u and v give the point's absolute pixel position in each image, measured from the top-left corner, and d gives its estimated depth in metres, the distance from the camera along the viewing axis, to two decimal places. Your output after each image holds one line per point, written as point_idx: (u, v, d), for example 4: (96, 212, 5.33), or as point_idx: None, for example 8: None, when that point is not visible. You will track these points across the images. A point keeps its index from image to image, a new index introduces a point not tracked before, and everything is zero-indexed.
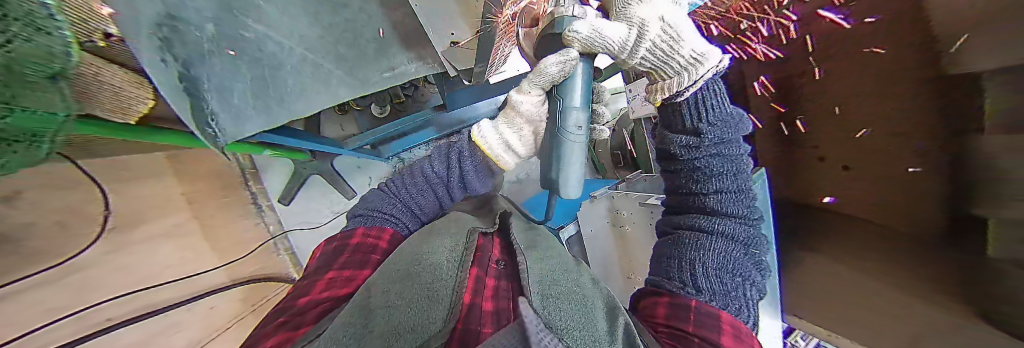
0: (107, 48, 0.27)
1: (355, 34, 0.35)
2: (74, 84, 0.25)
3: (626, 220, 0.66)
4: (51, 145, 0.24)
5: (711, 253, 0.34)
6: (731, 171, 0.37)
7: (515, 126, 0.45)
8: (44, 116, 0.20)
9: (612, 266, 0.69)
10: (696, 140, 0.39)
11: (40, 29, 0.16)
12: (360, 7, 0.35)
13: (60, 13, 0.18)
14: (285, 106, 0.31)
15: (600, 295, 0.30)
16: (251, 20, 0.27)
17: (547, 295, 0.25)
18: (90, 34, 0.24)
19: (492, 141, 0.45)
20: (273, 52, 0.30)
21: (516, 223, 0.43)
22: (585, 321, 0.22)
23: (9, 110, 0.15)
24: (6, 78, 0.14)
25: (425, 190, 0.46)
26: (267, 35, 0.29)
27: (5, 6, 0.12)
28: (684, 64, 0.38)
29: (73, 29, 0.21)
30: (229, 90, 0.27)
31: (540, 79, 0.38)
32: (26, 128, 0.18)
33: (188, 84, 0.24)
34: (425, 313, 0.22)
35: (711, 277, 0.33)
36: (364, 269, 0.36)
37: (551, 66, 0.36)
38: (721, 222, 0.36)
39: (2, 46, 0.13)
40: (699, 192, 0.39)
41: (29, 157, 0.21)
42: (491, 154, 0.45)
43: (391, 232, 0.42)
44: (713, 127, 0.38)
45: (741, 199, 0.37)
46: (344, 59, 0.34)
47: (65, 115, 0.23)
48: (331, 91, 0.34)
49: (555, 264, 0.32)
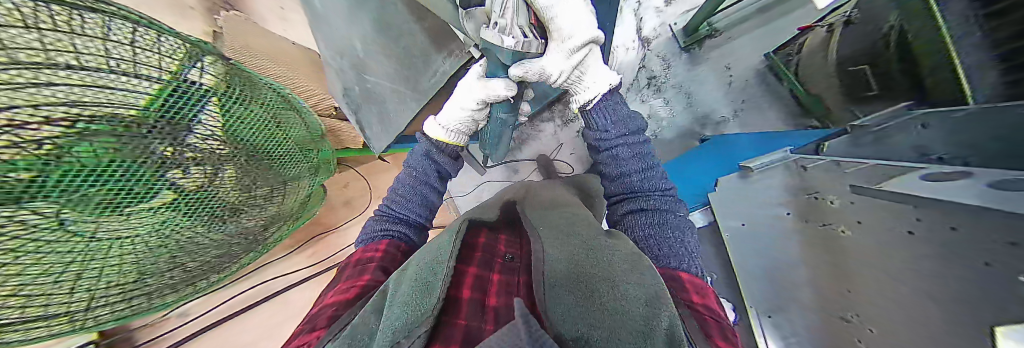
0: (308, 116, 0.59)
1: (409, 56, 0.48)
2: (310, 136, 0.59)
3: (839, 217, 0.35)
4: (313, 162, 0.60)
5: (642, 233, 0.39)
6: (637, 154, 0.47)
7: (461, 120, 0.54)
8: (300, 156, 0.55)
9: (796, 288, 0.39)
10: (604, 135, 0.49)
11: (261, 131, 0.45)
12: (407, 31, 0.46)
13: (271, 118, 0.47)
14: (391, 125, 0.59)
15: (648, 281, 0.21)
16: (370, 76, 0.54)
17: (558, 284, 0.21)
18: (302, 110, 0.58)
19: (452, 126, 0.55)
20: (378, 91, 0.56)
21: (536, 214, 0.40)
22: (620, 318, 0.16)
23: (218, 188, 0.38)
24: (206, 177, 0.36)
25: (417, 186, 0.51)
26: (376, 81, 0.55)
27: (131, 173, 0.29)
28: (582, 87, 0.50)
29: (294, 111, 0.55)
30: (369, 123, 0.61)
31: (494, 98, 0.47)
32: (275, 172, 0.49)
33: (358, 119, 0.62)
34: (413, 310, 0.19)
35: (658, 239, 0.36)
36: (363, 275, 0.34)
37: (493, 84, 0.45)
38: (644, 199, 0.43)
39: (154, 189, 0.32)
40: (622, 175, 0.46)
41: (305, 169, 0.58)
42: (450, 139, 0.55)
43: (387, 241, 0.42)
44: (614, 126, 0.49)
45: (652, 174, 0.45)
46: (406, 76, 0.51)
47: (311, 151, 0.59)
48: (406, 104, 0.54)
49: (573, 249, 0.28)
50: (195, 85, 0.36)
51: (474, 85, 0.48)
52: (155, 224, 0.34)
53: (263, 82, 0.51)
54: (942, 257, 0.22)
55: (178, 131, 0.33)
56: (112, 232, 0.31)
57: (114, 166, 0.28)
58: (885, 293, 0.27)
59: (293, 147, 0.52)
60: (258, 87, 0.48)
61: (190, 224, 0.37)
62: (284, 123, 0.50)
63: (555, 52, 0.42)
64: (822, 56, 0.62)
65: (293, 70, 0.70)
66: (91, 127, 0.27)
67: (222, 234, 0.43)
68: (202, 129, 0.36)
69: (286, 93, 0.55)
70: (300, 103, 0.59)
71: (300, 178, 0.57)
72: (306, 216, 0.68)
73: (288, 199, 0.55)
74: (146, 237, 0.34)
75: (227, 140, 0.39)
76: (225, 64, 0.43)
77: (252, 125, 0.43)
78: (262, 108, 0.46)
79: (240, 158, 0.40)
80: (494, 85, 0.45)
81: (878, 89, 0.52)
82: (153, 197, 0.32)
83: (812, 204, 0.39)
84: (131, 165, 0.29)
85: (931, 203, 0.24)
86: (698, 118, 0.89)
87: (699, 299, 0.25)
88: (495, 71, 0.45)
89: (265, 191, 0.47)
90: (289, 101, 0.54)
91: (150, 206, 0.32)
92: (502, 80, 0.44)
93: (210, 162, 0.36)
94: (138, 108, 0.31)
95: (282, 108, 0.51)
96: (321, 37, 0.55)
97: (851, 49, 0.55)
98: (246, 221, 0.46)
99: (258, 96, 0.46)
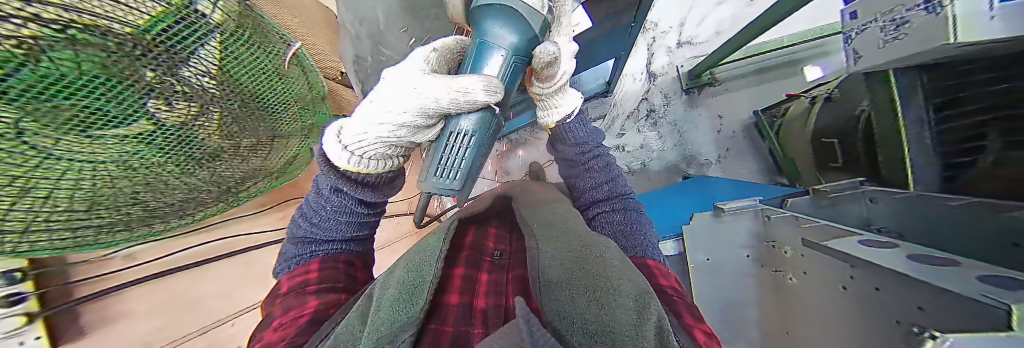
0: (311, 75, 0.58)
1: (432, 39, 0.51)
2: (309, 94, 0.57)
3: (794, 267, 0.38)
4: (307, 121, 0.59)
5: (609, 229, 0.44)
6: (607, 166, 0.52)
7: (382, 137, 0.36)
8: (294, 112, 0.53)
9: (746, 326, 0.42)
10: (585, 147, 0.53)
11: (261, 77, 0.43)
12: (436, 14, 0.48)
13: (274, 67, 0.46)
14: None
15: (634, 279, 0.24)
16: (387, 50, 0.55)
17: (562, 288, 0.22)
18: (307, 66, 0.57)
19: (367, 146, 0.36)
20: (391, 65, 0.57)
21: (530, 214, 0.42)
22: (603, 315, 0.19)
23: (200, 127, 0.36)
24: (191, 114, 0.34)
25: (333, 217, 0.40)
26: (392, 56, 0.56)
27: (121, 96, 0.26)
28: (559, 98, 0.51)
29: (297, 65, 0.53)
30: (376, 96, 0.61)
31: (464, 103, 0.34)
32: (262, 123, 0.46)
33: (364, 88, 0.61)
34: (401, 310, 0.20)
35: (629, 237, 0.41)
36: (304, 303, 0.32)
37: (469, 78, 0.34)
38: (610, 203, 0.48)
39: (134, 115, 0.29)
40: (599, 182, 0.50)
41: (296, 127, 0.56)
42: (362, 167, 0.37)
43: (322, 259, 0.39)
44: (590, 139, 0.54)
45: (616, 184, 0.50)
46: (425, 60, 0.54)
47: (306, 111, 0.57)
48: None
49: (566, 252, 0.28)
50: (205, 19, 0.34)
51: (425, 83, 0.34)
52: (122, 155, 0.30)
53: (274, 30, 0.49)
54: (863, 312, 0.26)
55: (173, 63, 0.31)
56: (75, 157, 0.27)
57: (93, 85, 0.24)
58: (817, 339, 0.30)
59: (289, 102, 0.51)
60: (268, 34, 0.46)
61: (163, 163, 0.34)
62: (286, 79, 0.49)
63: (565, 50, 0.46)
64: (803, 123, 0.70)
65: (306, 23, 0.68)
66: (80, 37, 0.23)
67: (193, 179, 0.40)
68: (199, 64, 0.33)
69: (296, 49, 0.54)
70: (307, 58, 0.58)
71: (289, 137, 0.55)
72: (286, 177, 0.65)
73: (271, 155, 0.53)
74: (113, 170, 0.31)
75: (222, 81, 0.37)
76: (238, 3, 0.41)
77: (252, 73, 0.41)
78: (266, 57, 0.44)
79: (234, 103, 0.39)
80: (468, 83, 0.34)
81: (843, 163, 0.60)
82: (125, 125, 0.29)
83: (770, 251, 0.44)
84: (122, 89, 0.27)
85: (866, 265, 0.27)
86: (684, 157, 0.95)
87: (667, 286, 0.30)
88: (494, 49, 0.37)
89: (250, 141, 0.45)
90: (294, 55, 0.52)
91: (121, 134, 0.29)
92: (480, 77, 0.34)
93: (201, 101, 0.34)
94: (135, 29, 0.27)
95: (287, 62, 0.49)
96: (344, 2, 0.53)
97: (829, 123, 0.62)
98: (222, 169, 0.44)
99: (266, 45, 0.44)
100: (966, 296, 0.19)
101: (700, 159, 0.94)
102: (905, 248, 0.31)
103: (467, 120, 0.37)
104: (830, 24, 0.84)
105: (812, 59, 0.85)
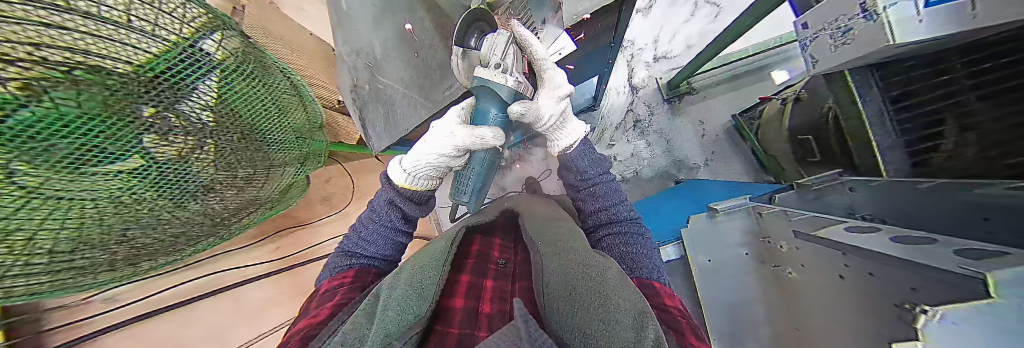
0: (309, 104, 0.60)
1: (429, 67, 0.52)
2: (307, 123, 0.58)
3: (790, 260, 0.39)
4: (303, 149, 0.59)
5: (615, 251, 0.44)
6: (612, 189, 0.54)
7: (429, 165, 0.48)
8: (291, 141, 0.54)
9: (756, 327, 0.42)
10: (589, 175, 0.55)
11: (259, 108, 0.44)
12: (431, 46, 0.49)
13: (273, 98, 0.47)
14: (399, 127, 0.64)
15: (633, 299, 0.24)
16: (383, 78, 0.58)
17: (570, 301, 0.23)
18: (306, 96, 0.59)
19: (419, 170, 0.48)
20: (388, 92, 0.60)
21: (528, 226, 0.42)
22: (599, 328, 0.20)
23: (196, 161, 0.35)
24: (188, 147, 0.34)
25: (378, 228, 0.46)
26: (389, 84, 0.58)
27: (117, 132, 0.27)
28: (557, 130, 0.56)
29: (296, 96, 0.54)
30: (375, 123, 0.64)
31: (477, 142, 0.46)
32: (259, 153, 0.47)
33: (363, 116, 0.64)
34: (410, 309, 0.21)
35: (630, 257, 0.41)
36: (333, 299, 0.34)
37: (480, 130, 0.45)
38: (616, 226, 0.48)
39: (128, 151, 0.28)
40: (606, 207, 0.51)
41: (292, 156, 0.56)
42: (414, 183, 0.49)
43: (357, 269, 0.42)
44: (592, 167, 0.56)
45: (618, 201, 0.52)
46: (422, 87, 0.56)
47: (302, 139, 0.58)
48: (418, 114, 0.59)
49: (564, 264, 0.30)
50: (207, 57, 0.35)
51: (454, 129, 0.46)
52: (115, 193, 0.29)
53: (275, 65, 0.52)
54: (861, 296, 0.27)
55: (174, 98, 0.31)
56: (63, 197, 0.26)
57: (91, 122, 0.24)
58: (827, 334, 0.30)
59: (286, 131, 0.52)
60: (269, 68, 0.48)
61: (156, 198, 0.33)
62: (283, 109, 0.50)
63: (545, 99, 0.51)
64: (777, 123, 0.75)
65: (305, 61, 0.73)
66: (84, 76, 0.24)
67: (186, 214, 0.39)
68: (199, 98, 0.34)
69: (295, 80, 0.57)
70: (305, 88, 0.61)
71: (285, 166, 0.56)
72: (280, 207, 0.64)
73: (265, 185, 0.53)
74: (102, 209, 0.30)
75: (221, 113, 0.37)
76: (241, 41, 0.43)
77: (251, 105, 0.42)
78: (266, 89, 0.46)
79: (232, 135, 0.39)
80: (482, 129, 0.45)
81: (820, 157, 0.64)
82: (118, 161, 0.28)
83: (766, 248, 0.44)
84: (121, 126, 0.27)
85: (856, 251, 0.29)
86: (673, 162, 0.98)
87: (671, 305, 0.31)
88: (488, 109, 0.45)
89: (246, 173, 0.45)
90: (294, 87, 0.54)
91: (112, 171, 0.28)
92: (490, 127, 0.46)
93: (199, 134, 0.35)
94: (137, 67, 0.28)
95: (286, 93, 0.51)
96: (341, 34, 0.57)
97: (800, 122, 0.67)
98: (215, 202, 0.43)
99: (266, 78, 0.46)
100: (939, 266, 0.20)
101: (688, 163, 0.97)
102: (888, 231, 0.32)
103: (484, 153, 0.52)
104: (787, 33, 0.92)
105: (778, 65, 0.92)
